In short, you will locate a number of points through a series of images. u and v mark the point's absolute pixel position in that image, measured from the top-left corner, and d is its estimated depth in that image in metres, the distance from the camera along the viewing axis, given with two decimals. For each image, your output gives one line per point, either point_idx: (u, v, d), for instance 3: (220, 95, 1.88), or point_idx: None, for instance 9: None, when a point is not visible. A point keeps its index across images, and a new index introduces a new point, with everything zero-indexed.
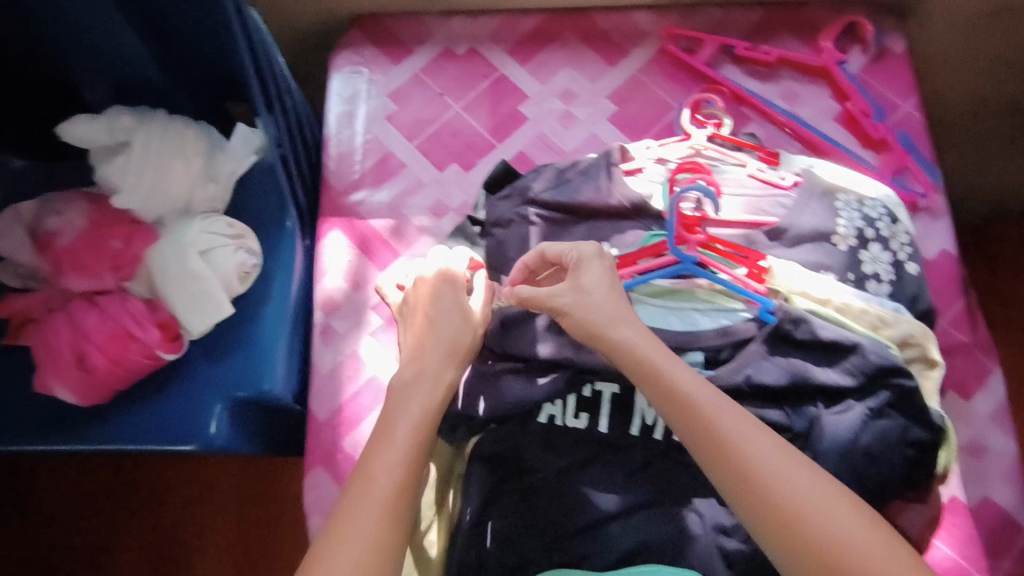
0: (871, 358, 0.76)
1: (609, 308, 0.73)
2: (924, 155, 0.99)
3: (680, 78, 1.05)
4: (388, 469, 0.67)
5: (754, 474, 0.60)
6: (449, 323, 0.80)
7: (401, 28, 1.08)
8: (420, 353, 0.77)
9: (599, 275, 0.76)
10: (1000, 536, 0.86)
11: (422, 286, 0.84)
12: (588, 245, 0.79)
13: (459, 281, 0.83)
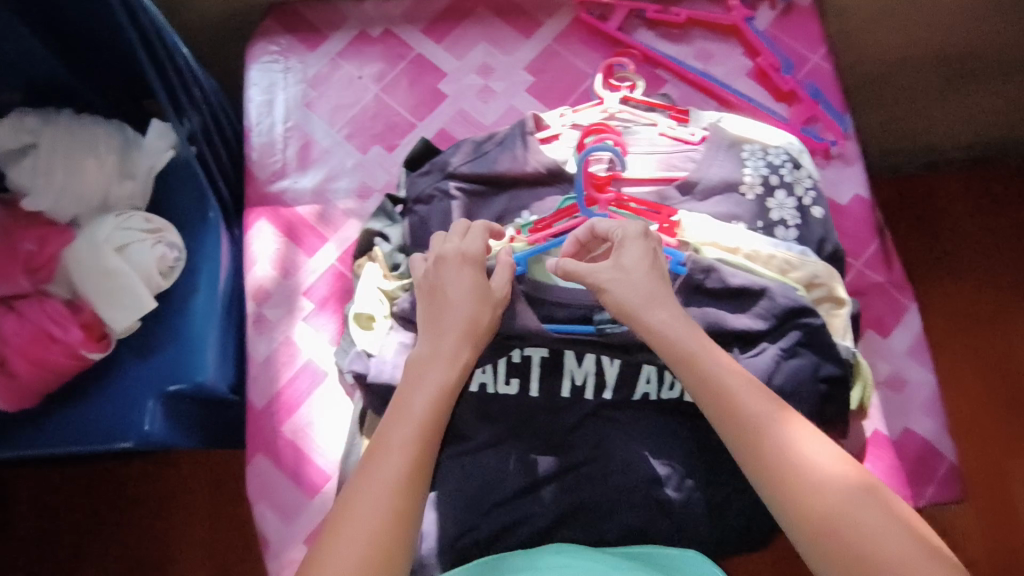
0: (779, 301, 0.78)
1: (646, 291, 0.71)
2: (833, 104, 1.02)
3: (594, 44, 1.06)
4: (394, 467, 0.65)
5: (797, 476, 0.60)
6: (467, 301, 0.75)
7: (314, 15, 1.09)
8: (439, 334, 0.73)
9: (639, 255, 0.73)
10: (924, 463, 0.90)
11: (441, 261, 0.78)
12: (635, 223, 0.75)
13: (476, 254, 0.78)
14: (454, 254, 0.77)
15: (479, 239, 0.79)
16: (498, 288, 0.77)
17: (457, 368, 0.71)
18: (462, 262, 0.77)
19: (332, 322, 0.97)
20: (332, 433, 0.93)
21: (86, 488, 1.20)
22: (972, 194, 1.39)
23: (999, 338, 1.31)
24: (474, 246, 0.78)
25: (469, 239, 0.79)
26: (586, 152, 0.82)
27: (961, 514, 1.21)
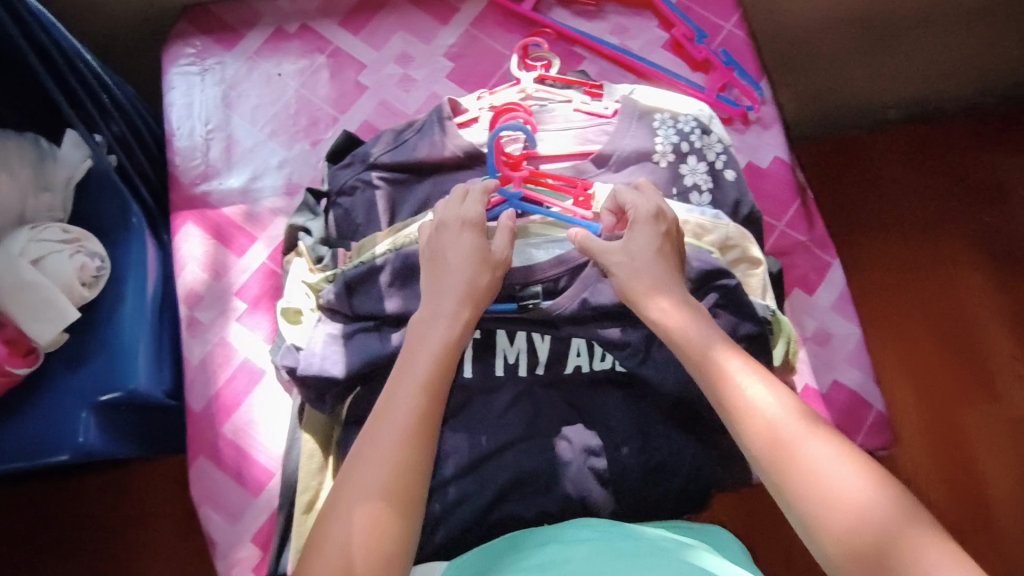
0: (694, 265, 0.79)
1: (648, 268, 0.73)
2: (748, 69, 1.03)
3: (511, 27, 1.07)
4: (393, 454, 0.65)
5: (797, 449, 0.60)
6: (465, 261, 0.76)
7: (229, 14, 1.08)
8: (438, 291, 0.75)
9: (645, 241, 0.75)
10: (853, 415, 0.93)
11: (441, 225, 0.79)
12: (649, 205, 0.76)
13: (476, 220, 0.78)
14: (455, 220, 0.78)
15: (480, 205, 0.80)
16: (498, 250, 0.78)
17: (454, 327, 0.72)
18: (461, 226, 0.79)
19: (266, 321, 0.97)
20: (273, 428, 0.93)
21: (39, 511, 1.18)
22: (913, 150, 1.44)
23: (945, 287, 1.37)
24: (472, 211, 0.79)
25: (469, 204, 0.80)
26: (497, 131, 0.84)
27: (919, 456, 1.28)
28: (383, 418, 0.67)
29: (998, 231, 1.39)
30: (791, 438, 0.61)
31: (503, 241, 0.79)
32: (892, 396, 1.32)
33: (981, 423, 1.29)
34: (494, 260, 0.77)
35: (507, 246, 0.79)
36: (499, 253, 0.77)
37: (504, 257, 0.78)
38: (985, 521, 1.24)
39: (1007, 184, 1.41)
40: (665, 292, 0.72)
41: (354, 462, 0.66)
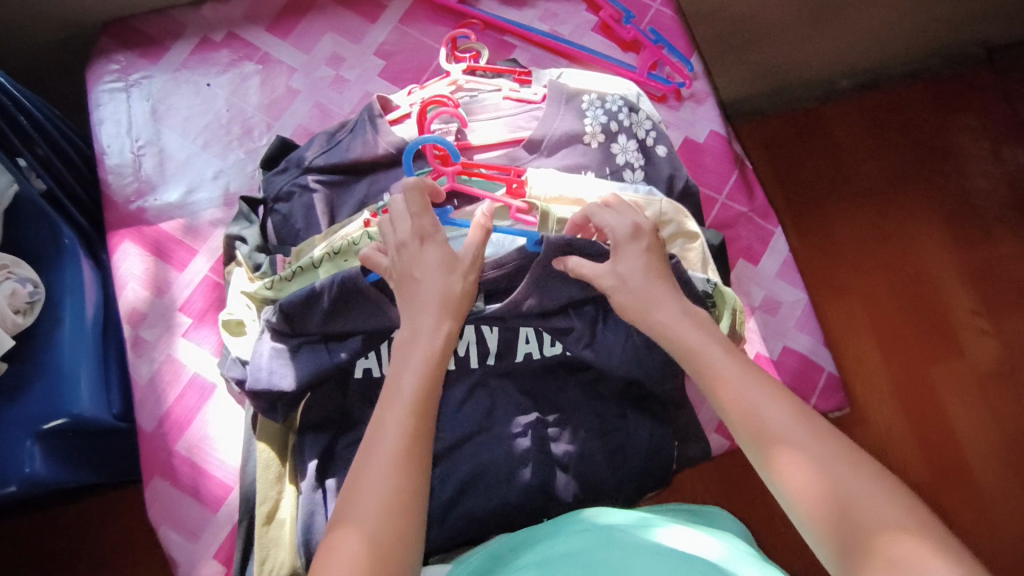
0: None
1: (642, 285, 0.72)
2: (678, 46, 1.04)
3: (440, 21, 1.07)
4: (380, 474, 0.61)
5: (782, 446, 0.58)
6: (435, 276, 0.72)
7: (152, 27, 1.06)
8: (414, 312, 0.71)
9: (635, 263, 0.73)
10: (805, 377, 0.94)
11: (400, 244, 0.74)
12: (625, 224, 0.74)
13: (431, 230, 0.75)
14: (412, 236, 0.74)
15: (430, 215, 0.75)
16: (463, 257, 0.75)
17: (438, 340, 0.69)
18: (419, 240, 0.74)
19: (214, 335, 0.95)
20: (226, 441, 0.91)
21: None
22: (866, 119, 1.45)
23: (907, 252, 1.39)
24: (426, 223, 0.74)
25: (420, 218, 0.75)
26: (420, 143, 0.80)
27: (892, 419, 1.31)
28: (376, 442, 0.63)
29: (956, 192, 1.41)
30: (784, 445, 0.58)
31: (468, 245, 0.75)
32: (862, 363, 1.34)
33: (950, 382, 1.33)
34: (461, 267, 0.74)
35: (473, 249, 0.75)
36: (462, 260, 0.74)
37: (470, 263, 0.75)
38: (960, 476, 1.28)
39: (959, 145, 1.43)
40: (671, 300, 0.71)
41: (350, 491, 0.61)
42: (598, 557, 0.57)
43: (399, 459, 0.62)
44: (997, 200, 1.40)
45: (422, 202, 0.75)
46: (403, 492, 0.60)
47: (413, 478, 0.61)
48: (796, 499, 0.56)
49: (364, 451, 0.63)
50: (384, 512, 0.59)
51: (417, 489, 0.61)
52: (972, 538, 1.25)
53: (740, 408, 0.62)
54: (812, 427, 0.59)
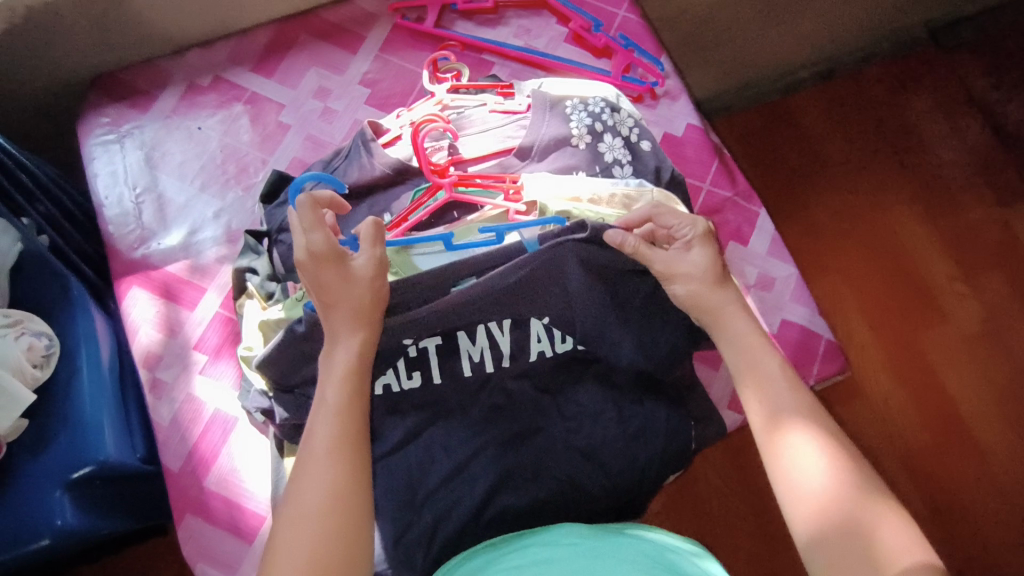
0: None
1: (712, 279, 0.80)
2: (647, 48, 1.10)
3: (419, 46, 1.11)
4: (320, 472, 0.66)
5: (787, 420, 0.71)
6: (344, 296, 0.72)
7: (140, 78, 1.09)
8: (331, 333, 0.73)
9: (711, 258, 0.81)
10: (805, 346, 0.98)
11: (301, 271, 0.73)
12: (701, 222, 0.81)
13: (324, 252, 0.71)
14: (304, 261, 0.72)
15: (322, 231, 0.72)
16: (363, 268, 0.73)
17: (353, 351, 0.72)
18: (318, 264, 0.72)
19: (231, 367, 0.97)
20: (255, 473, 0.92)
21: None
22: (829, 105, 1.52)
23: (883, 226, 1.45)
24: (318, 242, 0.71)
25: (313, 235, 0.71)
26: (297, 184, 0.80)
27: (889, 387, 1.36)
28: (308, 453, 0.67)
29: (922, 165, 1.48)
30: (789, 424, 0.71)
31: (365, 255, 0.73)
32: (854, 338, 1.39)
33: (939, 346, 1.38)
34: (361, 278, 0.72)
35: (372, 256, 0.73)
36: (362, 273, 0.72)
37: (373, 271, 0.73)
38: (958, 430, 1.33)
39: (919, 120, 1.50)
40: (723, 293, 0.80)
41: (290, 499, 0.65)
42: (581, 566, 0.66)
43: (334, 464, 0.66)
44: (961, 168, 1.47)
45: (309, 219, 0.71)
46: (341, 494, 0.65)
47: (348, 479, 0.66)
48: (789, 491, 0.68)
49: (300, 461, 0.67)
50: (321, 515, 0.64)
51: (357, 491, 0.66)
52: (978, 495, 1.30)
53: (767, 408, 0.73)
54: (827, 436, 0.69)
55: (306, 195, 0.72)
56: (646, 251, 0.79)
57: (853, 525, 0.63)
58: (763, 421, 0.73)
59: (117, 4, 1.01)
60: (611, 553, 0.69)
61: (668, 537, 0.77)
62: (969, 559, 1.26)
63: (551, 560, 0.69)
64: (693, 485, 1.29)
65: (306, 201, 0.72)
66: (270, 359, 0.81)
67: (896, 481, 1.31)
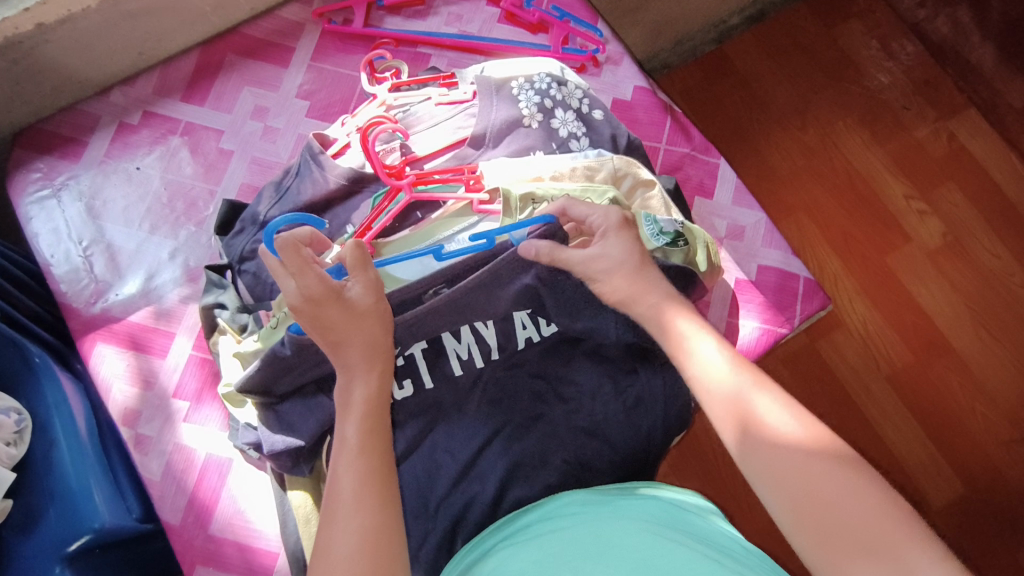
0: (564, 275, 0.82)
1: (632, 270, 0.75)
2: (582, 15, 1.08)
3: (352, 49, 1.08)
4: (353, 512, 0.61)
5: (742, 394, 0.65)
6: (353, 330, 0.69)
7: (65, 126, 1.03)
8: (344, 367, 0.69)
9: (628, 247, 0.76)
10: (785, 288, 0.99)
11: (300, 317, 0.70)
12: (613, 213, 0.78)
13: (322, 292, 0.69)
14: (303, 306, 0.69)
15: (314, 274, 0.69)
16: (360, 297, 0.71)
17: (372, 386, 0.68)
18: (317, 306, 0.69)
19: (216, 410, 0.93)
20: (260, 509, 0.90)
21: None
22: (765, 47, 1.52)
23: (837, 159, 1.47)
24: (312, 283, 0.69)
25: (305, 280, 0.69)
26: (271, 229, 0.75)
27: (867, 314, 1.39)
28: (335, 502, 0.62)
29: (863, 94, 1.49)
30: (749, 396, 0.64)
31: (358, 283, 0.71)
32: (825, 274, 1.42)
33: (906, 265, 1.41)
34: (364, 306, 0.70)
35: (364, 281, 0.71)
36: (363, 303, 0.70)
37: (372, 297, 0.71)
38: (940, 346, 1.37)
39: (855, 50, 1.50)
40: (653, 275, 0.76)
41: (320, 553, 0.60)
42: (594, 529, 0.68)
43: (364, 510, 0.61)
44: (900, 91, 1.49)
45: (298, 260, 0.69)
46: (376, 528, 0.61)
47: (381, 515, 0.62)
48: (763, 463, 0.61)
49: (328, 510, 0.63)
50: (356, 554, 0.59)
51: (389, 528, 0.61)
52: (967, 405, 1.34)
53: (734, 386, 0.65)
54: (801, 410, 0.63)
55: (283, 237, 0.70)
56: (563, 253, 0.76)
57: (842, 504, 0.56)
58: (727, 401, 0.65)
59: (26, 52, 0.94)
60: (627, 518, 0.69)
61: (676, 493, 0.78)
62: (966, 468, 1.32)
63: (554, 531, 0.70)
64: (698, 443, 1.30)
65: (285, 245, 0.69)
66: (252, 380, 0.79)
67: (885, 406, 1.35)
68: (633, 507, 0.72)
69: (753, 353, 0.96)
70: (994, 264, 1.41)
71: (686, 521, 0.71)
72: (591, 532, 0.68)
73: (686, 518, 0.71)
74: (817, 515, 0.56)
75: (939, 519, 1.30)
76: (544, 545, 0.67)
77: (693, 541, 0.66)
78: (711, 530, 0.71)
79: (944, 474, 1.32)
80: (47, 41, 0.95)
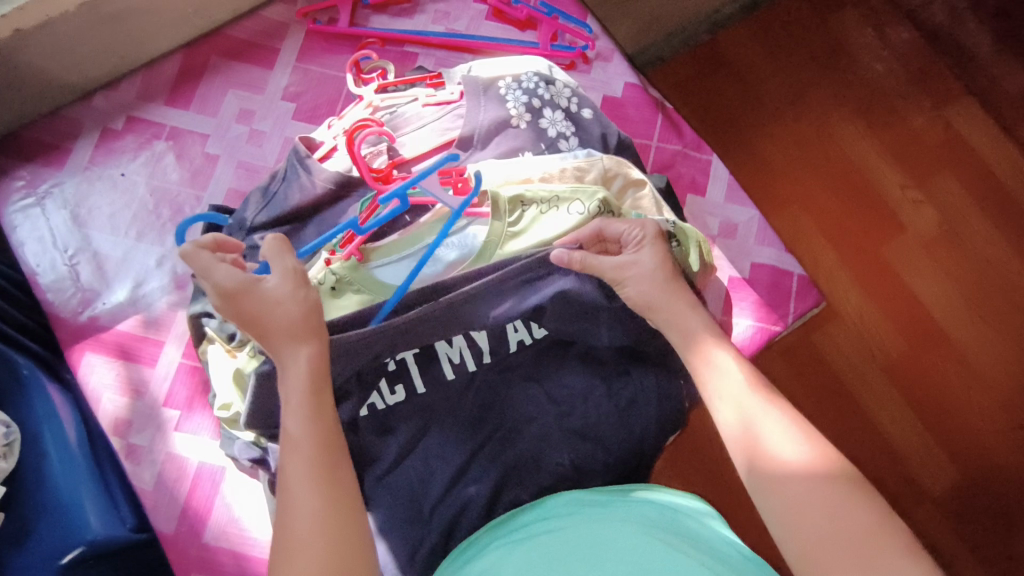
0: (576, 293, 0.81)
1: (663, 278, 0.77)
2: (571, 10, 1.07)
3: (338, 50, 1.07)
4: (304, 496, 0.62)
5: (750, 408, 0.67)
6: (277, 319, 0.66)
7: (47, 132, 1.02)
8: (275, 354, 0.67)
9: (661, 256, 0.78)
10: (778, 286, 0.99)
11: (221, 312, 0.67)
12: (650, 224, 0.80)
13: (233, 288, 0.65)
14: (217, 302, 0.66)
15: (225, 270, 0.65)
16: (281, 287, 0.66)
17: (303, 366, 0.66)
18: (234, 302, 0.65)
19: (208, 419, 0.93)
20: (254, 517, 0.89)
21: None
22: (758, 36, 1.50)
23: (832, 150, 1.46)
24: (223, 280, 0.65)
25: (215, 277, 0.65)
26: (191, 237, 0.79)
27: (863, 305, 1.38)
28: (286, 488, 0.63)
29: (858, 83, 1.48)
30: (755, 412, 0.67)
31: (276, 273, 0.67)
32: (821, 266, 1.41)
33: (904, 255, 1.41)
34: (287, 292, 0.66)
35: (284, 270, 0.67)
36: (282, 292, 0.66)
37: (293, 284, 0.67)
38: (938, 336, 1.37)
39: (850, 39, 1.49)
40: (678, 286, 0.78)
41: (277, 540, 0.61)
42: (591, 531, 0.68)
43: (315, 491, 0.62)
44: (895, 80, 1.47)
45: (205, 258, 0.66)
46: (327, 513, 0.61)
47: (332, 499, 0.62)
48: (766, 478, 0.64)
49: (280, 498, 0.63)
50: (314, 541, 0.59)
51: (339, 509, 0.62)
52: (964, 394, 1.34)
53: (741, 418, 0.67)
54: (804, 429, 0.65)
55: (189, 244, 0.66)
56: (595, 261, 0.78)
57: (841, 520, 0.59)
58: (738, 436, 0.67)
59: (6, 58, 0.93)
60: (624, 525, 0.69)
61: (673, 497, 0.77)
62: (962, 455, 1.32)
63: (551, 532, 0.69)
64: (695, 439, 1.29)
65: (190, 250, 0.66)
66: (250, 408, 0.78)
67: (881, 397, 1.35)
68: (630, 508, 0.72)
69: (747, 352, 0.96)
70: (991, 254, 1.40)
71: (681, 525, 0.71)
72: (587, 534, 0.67)
73: (681, 521, 0.71)
74: (813, 533, 0.59)
75: (934, 508, 1.30)
76: (540, 548, 0.67)
77: (689, 547, 0.66)
78: (704, 534, 0.70)
79: (939, 464, 1.32)
80: (26, 46, 0.93)
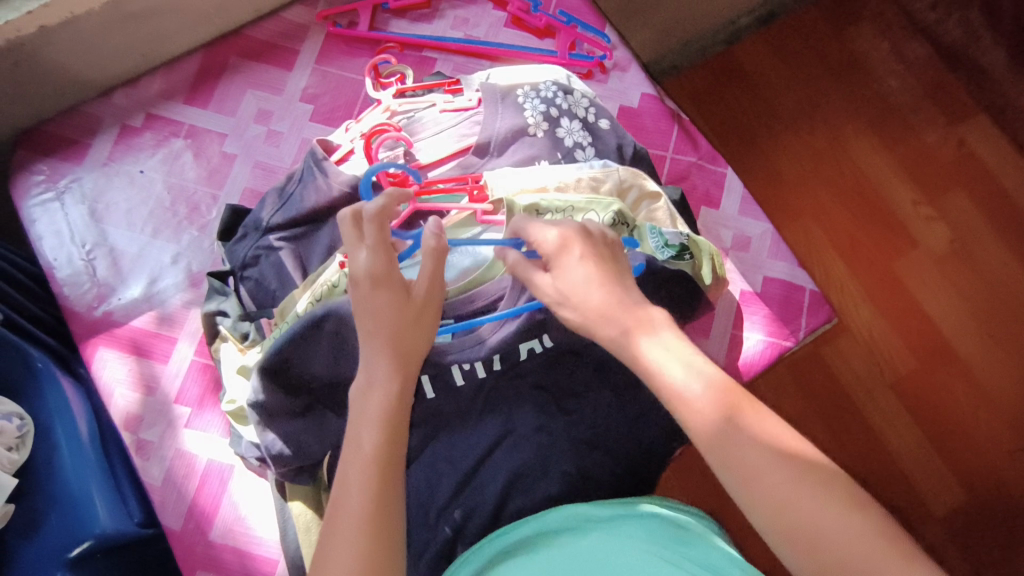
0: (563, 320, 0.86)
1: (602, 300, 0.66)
2: (589, 20, 1.07)
3: (357, 53, 1.07)
4: (353, 533, 0.57)
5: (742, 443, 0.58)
6: (399, 321, 0.65)
7: (67, 128, 1.03)
8: (369, 357, 0.65)
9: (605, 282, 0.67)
10: (790, 301, 0.99)
11: (354, 290, 0.66)
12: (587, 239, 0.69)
13: (384, 273, 0.65)
14: (362, 279, 0.66)
15: (383, 252, 0.66)
16: (417, 293, 0.67)
17: (388, 398, 0.63)
18: (374, 285, 0.65)
19: (218, 417, 0.93)
20: (259, 516, 0.90)
21: None
22: (773, 48, 1.50)
23: (846, 164, 1.45)
24: (378, 260, 0.66)
25: (371, 253, 0.66)
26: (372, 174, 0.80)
27: (873, 320, 1.38)
28: (338, 520, 0.58)
29: (873, 97, 1.47)
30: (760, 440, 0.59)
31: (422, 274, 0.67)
32: (832, 280, 1.41)
33: (916, 272, 1.40)
34: (421, 303, 0.67)
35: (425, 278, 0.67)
36: (418, 296, 0.67)
37: (427, 296, 0.67)
38: (948, 354, 1.36)
39: (866, 52, 1.48)
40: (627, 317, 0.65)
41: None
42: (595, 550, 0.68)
43: (369, 531, 0.57)
44: (911, 95, 1.47)
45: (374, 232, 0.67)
46: (373, 556, 0.56)
47: (385, 540, 0.57)
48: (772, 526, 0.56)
49: (329, 530, 0.59)
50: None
51: (388, 553, 0.57)
52: (972, 414, 1.34)
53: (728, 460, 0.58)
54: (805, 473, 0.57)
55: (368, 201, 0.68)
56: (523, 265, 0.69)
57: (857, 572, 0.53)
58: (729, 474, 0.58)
59: (29, 54, 0.94)
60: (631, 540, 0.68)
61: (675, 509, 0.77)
62: (967, 474, 1.32)
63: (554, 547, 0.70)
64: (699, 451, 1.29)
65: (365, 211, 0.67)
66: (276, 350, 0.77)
67: (888, 412, 1.34)
68: (639, 521, 0.72)
69: (758, 366, 0.96)
70: (1002, 273, 1.39)
71: (686, 538, 0.71)
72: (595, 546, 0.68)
73: (686, 535, 0.71)
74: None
75: (938, 527, 1.30)
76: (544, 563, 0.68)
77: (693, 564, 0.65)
78: (710, 549, 0.70)
79: (945, 481, 1.31)
80: (48, 43, 0.94)
